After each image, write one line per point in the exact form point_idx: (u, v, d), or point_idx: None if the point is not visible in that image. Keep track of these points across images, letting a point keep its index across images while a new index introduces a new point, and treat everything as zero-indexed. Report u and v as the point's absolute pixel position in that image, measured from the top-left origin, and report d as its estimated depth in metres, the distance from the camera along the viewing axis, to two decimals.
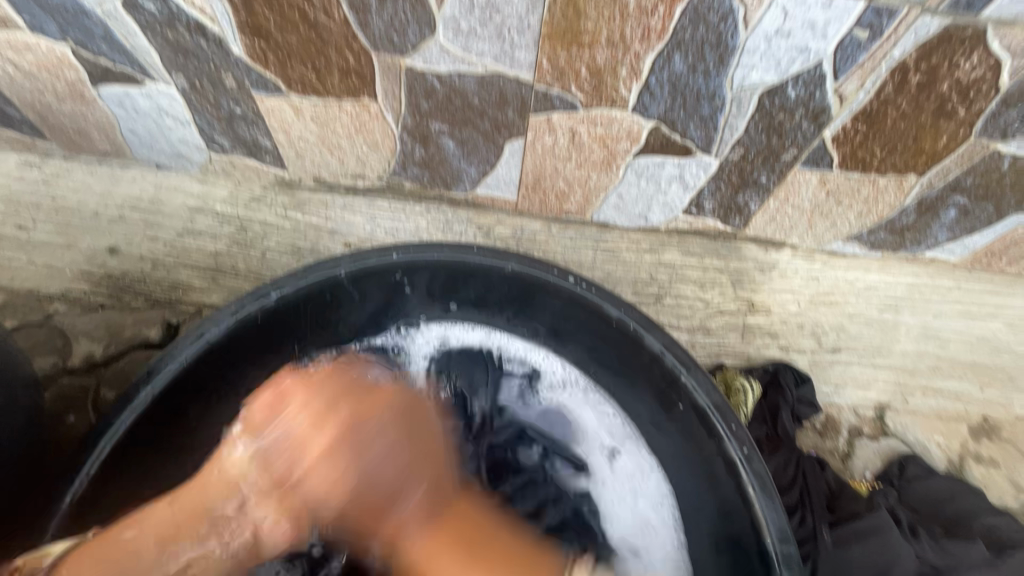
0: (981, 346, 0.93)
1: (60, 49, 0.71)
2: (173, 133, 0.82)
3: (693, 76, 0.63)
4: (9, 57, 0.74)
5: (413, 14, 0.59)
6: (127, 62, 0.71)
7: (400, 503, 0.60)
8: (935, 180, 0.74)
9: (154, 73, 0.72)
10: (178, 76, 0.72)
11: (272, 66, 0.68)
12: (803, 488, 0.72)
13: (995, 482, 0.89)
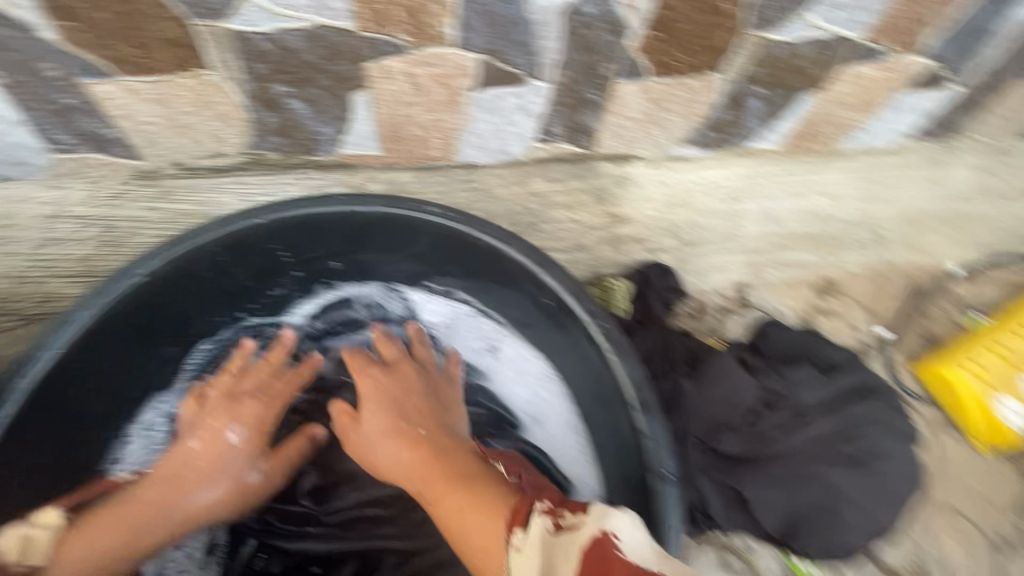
0: (810, 218, 1.09)
1: None
2: (6, 138, 0.79)
3: (498, 4, 0.70)
4: None
5: None
6: None
7: (410, 434, 0.71)
8: (733, 75, 0.86)
9: None
10: None
11: (91, 48, 0.68)
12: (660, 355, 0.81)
13: (837, 328, 1.06)
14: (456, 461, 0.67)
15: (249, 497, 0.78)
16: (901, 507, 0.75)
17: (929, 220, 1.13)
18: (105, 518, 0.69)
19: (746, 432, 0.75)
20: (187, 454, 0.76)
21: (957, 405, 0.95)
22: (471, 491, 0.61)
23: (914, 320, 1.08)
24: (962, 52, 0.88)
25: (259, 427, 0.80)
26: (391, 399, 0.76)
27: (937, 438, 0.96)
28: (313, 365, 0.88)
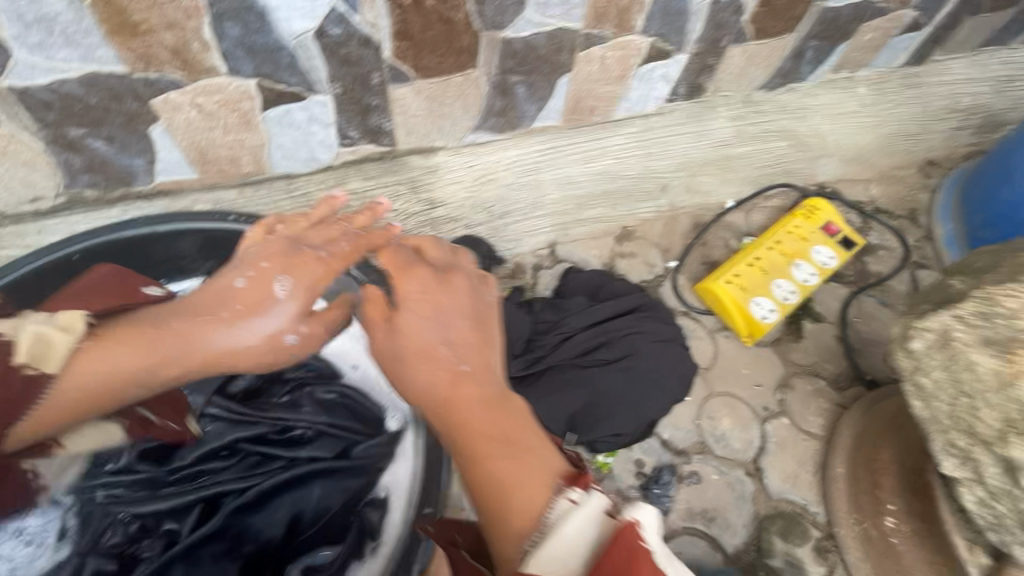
0: (603, 179, 1.28)
1: None
2: None
3: (252, 35, 0.82)
4: None
5: None
6: None
7: (438, 365, 0.63)
8: (488, 69, 1.04)
9: None
10: None
11: None
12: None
13: (635, 267, 1.25)
14: (499, 422, 0.60)
15: (269, 358, 0.71)
16: (664, 393, 0.94)
17: (702, 167, 1.36)
18: (121, 346, 0.68)
19: (524, 355, 0.94)
20: (229, 291, 0.70)
21: (721, 309, 1.17)
22: (507, 448, 0.59)
23: (698, 250, 1.30)
24: (673, 28, 1.10)
25: (313, 282, 0.72)
26: (437, 319, 0.66)
27: (715, 340, 1.17)
28: (385, 241, 0.77)
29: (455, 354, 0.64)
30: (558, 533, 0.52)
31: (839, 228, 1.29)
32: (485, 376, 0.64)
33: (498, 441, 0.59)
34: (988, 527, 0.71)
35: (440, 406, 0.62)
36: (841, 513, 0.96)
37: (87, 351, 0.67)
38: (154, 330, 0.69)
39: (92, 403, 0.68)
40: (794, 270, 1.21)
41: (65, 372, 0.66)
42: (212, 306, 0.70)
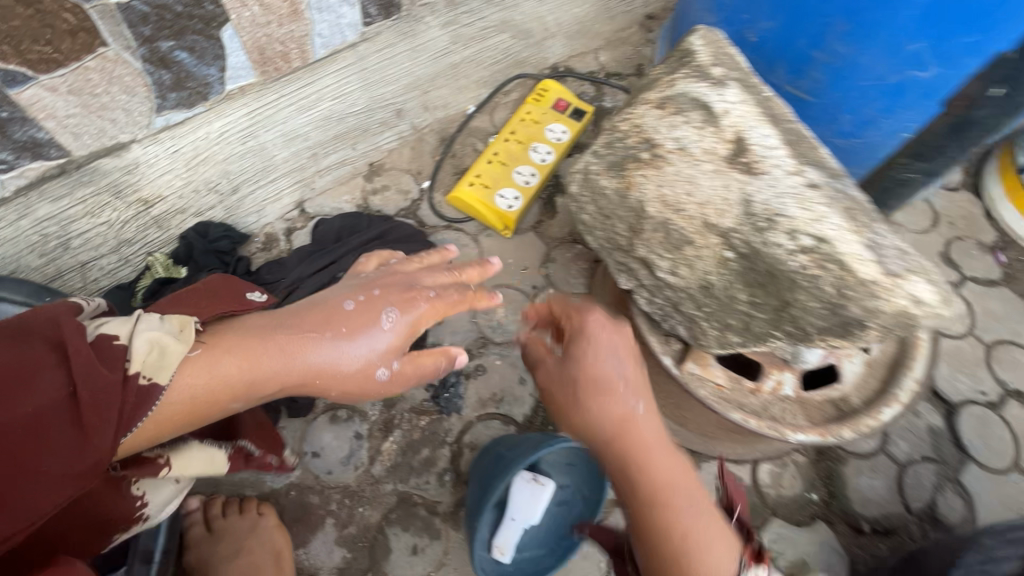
0: (333, 122, 1.23)
1: None
2: None
3: None
4: None
5: None
6: None
7: (617, 398, 0.66)
8: (124, 43, 0.86)
9: None
10: None
11: None
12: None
13: (387, 198, 1.28)
14: (673, 468, 0.64)
15: (355, 390, 0.70)
16: None
17: (431, 82, 1.33)
18: (238, 351, 0.64)
19: None
20: (339, 311, 0.69)
21: (473, 211, 1.23)
22: (673, 492, 0.62)
23: (448, 164, 1.33)
24: None
25: (414, 323, 0.72)
26: (612, 354, 0.69)
27: (479, 242, 1.23)
28: (487, 305, 0.80)
29: (621, 403, 0.66)
30: None
31: (568, 102, 1.36)
32: (655, 421, 0.67)
33: (682, 484, 0.64)
34: (662, 317, 0.82)
35: (608, 442, 0.65)
36: None
37: (199, 356, 0.62)
38: (244, 346, 0.64)
39: (196, 412, 0.62)
40: (532, 153, 1.27)
41: (178, 379, 0.60)
42: (310, 334, 0.67)
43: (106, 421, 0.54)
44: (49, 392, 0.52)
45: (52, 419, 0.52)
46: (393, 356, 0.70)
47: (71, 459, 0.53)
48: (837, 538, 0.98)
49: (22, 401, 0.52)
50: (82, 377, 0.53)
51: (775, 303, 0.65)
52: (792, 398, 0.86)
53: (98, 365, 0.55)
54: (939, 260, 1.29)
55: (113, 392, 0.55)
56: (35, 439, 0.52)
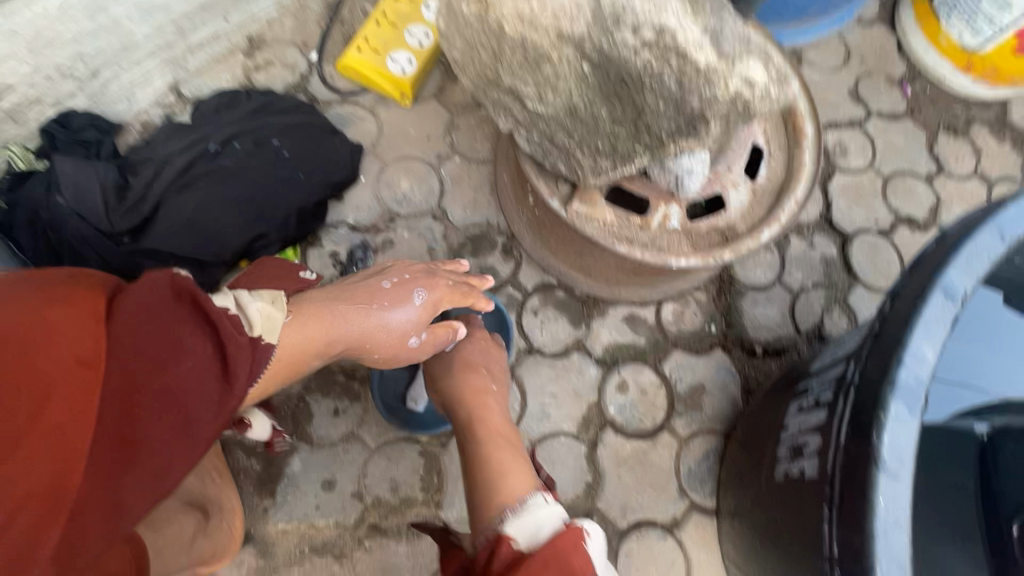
0: None
1: None
2: None
3: None
4: None
5: None
6: None
7: (474, 372, 0.84)
8: None
9: None
10: None
11: None
12: (33, 205, 0.87)
13: (272, 73, 1.17)
14: (506, 428, 0.79)
15: (387, 358, 0.77)
16: (306, 179, 0.99)
17: None
18: (316, 318, 0.68)
19: (123, 204, 0.89)
20: (380, 289, 0.76)
21: (366, 81, 1.16)
22: (502, 438, 0.77)
23: (336, 31, 1.21)
24: None
25: (437, 301, 0.80)
26: (483, 349, 0.88)
27: (377, 115, 1.16)
28: (485, 304, 0.88)
29: (473, 379, 0.83)
30: (526, 513, 0.64)
31: None
32: (501, 398, 0.84)
33: (511, 439, 0.78)
34: (541, 156, 0.81)
35: (461, 404, 0.81)
36: (512, 212, 1.08)
37: (293, 324, 0.66)
38: (321, 317, 0.69)
39: (281, 372, 0.66)
40: (424, 12, 1.17)
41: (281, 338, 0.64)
42: (362, 310, 0.73)
43: (242, 384, 0.55)
44: (198, 353, 0.53)
45: (198, 381, 0.53)
46: (418, 327, 0.78)
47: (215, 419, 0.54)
48: (732, 361, 1.07)
49: (170, 360, 0.51)
50: (224, 336, 0.54)
51: (631, 113, 0.66)
52: (678, 230, 0.89)
53: (232, 328, 0.56)
54: (848, 99, 1.29)
55: (246, 350, 0.56)
56: (184, 403, 0.52)
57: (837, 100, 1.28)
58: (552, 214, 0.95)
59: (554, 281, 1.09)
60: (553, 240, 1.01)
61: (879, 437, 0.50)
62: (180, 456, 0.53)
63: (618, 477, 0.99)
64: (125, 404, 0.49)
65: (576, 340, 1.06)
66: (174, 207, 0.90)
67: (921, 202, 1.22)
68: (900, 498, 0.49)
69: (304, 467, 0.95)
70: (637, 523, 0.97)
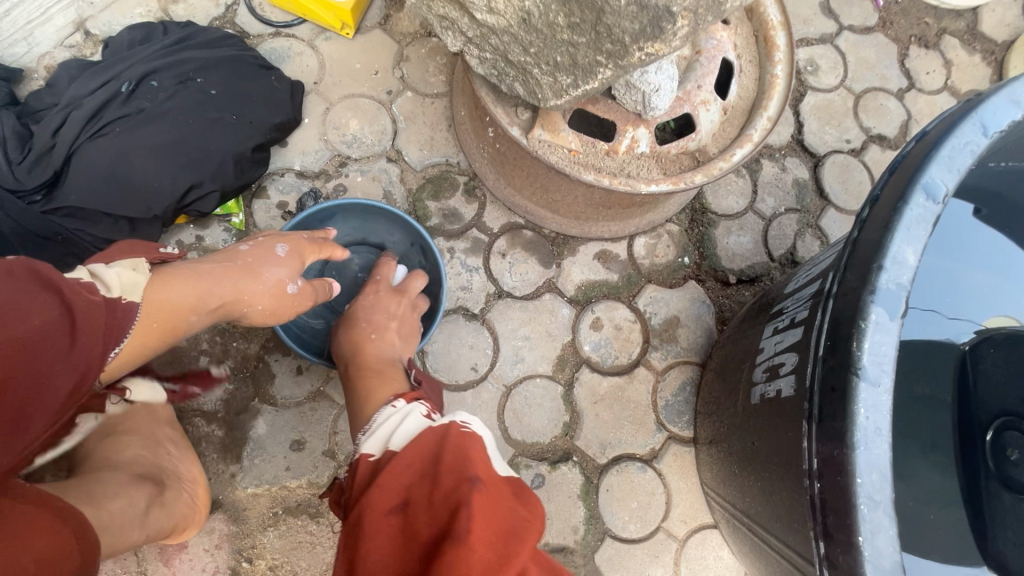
0: None
1: None
2: None
3: None
4: None
5: None
6: None
7: (357, 321, 0.85)
8: None
9: None
10: None
11: None
12: None
13: (194, 7, 1.04)
14: (385, 362, 0.81)
15: (273, 312, 0.75)
16: (243, 119, 0.90)
17: None
18: (181, 279, 0.64)
19: (29, 158, 0.79)
20: (237, 251, 0.73)
21: (301, 10, 1.04)
22: (381, 374, 0.78)
23: None
24: None
25: (299, 252, 0.77)
26: (372, 301, 0.88)
27: (317, 48, 1.06)
28: (342, 253, 0.84)
29: (353, 327, 0.85)
30: (380, 429, 0.66)
31: None
32: (387, 337, 0.84)
33: (391, 372, 0.79)
34: (498, 80, 0.75)
35: (348, 352, 0.83)
36: (472, 149, 1.01)
37: (159, 288, 0.62)
38: (185, 278, 0.65)
39: (154, 337, 0.63)
40: None
41: (147, 301, 0.61)
42: (229, 271, 0.70)
43: (93, 341, 0.54)
44: (47, 312, 0.49)
45: (49, 343, 0.49)
46: (290, 277, 0.75)
47: (70, 381, 0.52)
48: (707, 292, 1.05)
49: (19, 323, 0.47)
50: (70, 298, 0.51)
51: (591, 17, 0.59)
52: (647, 154, 0.84)
53: (79, 293, 0.53)
54: (819, 13, 1.22)
55: (98, 312, 0.54)
56: (36, 365, 0.48)
57: (808, 14, 1.22)
58: (514, 145, 0.89)
59: (521, 221, 1.04)
60: (518, 176, 0.95)
61: (858, 344, 0.49)
62: (28, 420, 0.50)
63: (596, 415, 0.98)
64: None
65: (548, 280, 1.02)
66: (89, 156, 0.81)
67: (892, 119, 1.19)
68: (880, 407, 0.48)
69: (270, 430, 0.91)
70: (617, 458, 0.98)
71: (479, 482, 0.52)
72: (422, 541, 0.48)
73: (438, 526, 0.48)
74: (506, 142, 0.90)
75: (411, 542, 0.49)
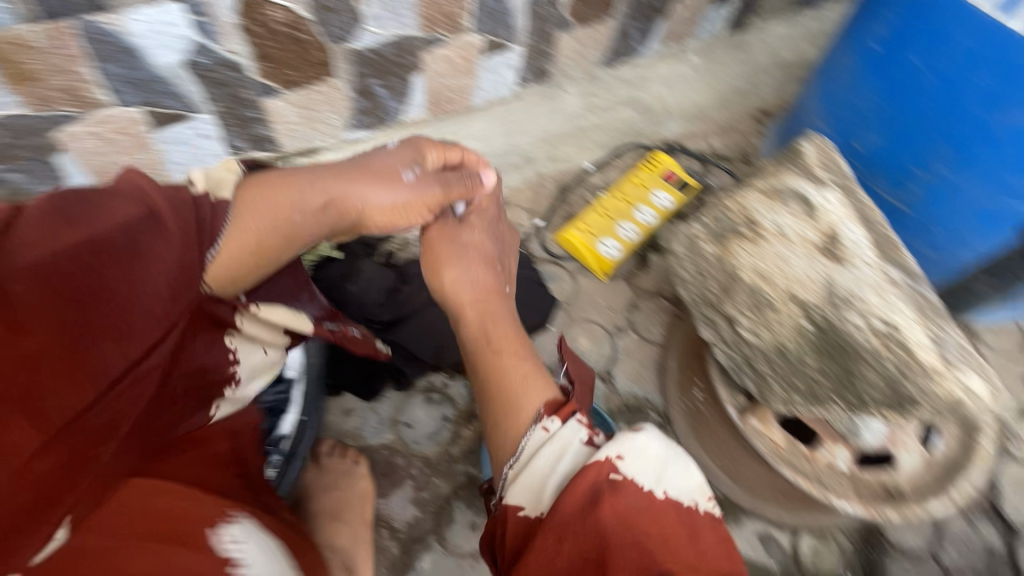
0: (476, 159, 1.52)
1: None
2: None
3: (136, 71, 1.02)
4: None
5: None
6: None
7: (461, 239, 0.96)
8: (345, 76, 1.24)
9: None
10: None
11: None
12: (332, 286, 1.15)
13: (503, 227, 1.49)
14: (514, 338, 0.91)
15: (391, 217, 0.89)
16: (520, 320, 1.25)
17: (560, 138, 1.59)
18: (287, 185, 0.81)
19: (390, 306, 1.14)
20: (357, 161, 0.89)
21: (576, 252, 1.40)
22: (518, 337, 0.91)
23: (560, 208, 1.52)
24: (501, 25, 1.31)
25: (415, 159, 0.91)
26: (483, 245, 0.97)
27: (576, 279, 1.41)
28: (484, 165, 0.97)
29: (478, 271, 0.95)
30: (529, 467, 0.72)
31: (676, 173, 1.52)
32: (490, 282, 0.95)
33: (500, 333, 0.91)
34: (735, 368, 0.93)
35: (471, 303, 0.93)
36: (671, 395, 1.19)
37: (261, 202, 0.79)
38: (281, 184, 0.81)
39: (262, 238, 0.78)
40: (636, 214, 1.43)
41: (236, 207, 0.76)
42: (341, 170, 0.86)
43: (185, 232, 0.66)
44: (126, 214, 0.61)
45: (131, 237, 0.61)
46: (402, 162, 0.89)
47: (159, 273, 0.63)
48: None
49: (98, 228, 0.58)
50: (151, 205, 0.63)
51: (840, 371, 0.82)
52: (846, 473, 0.94)
53: (148, 185, 0.64)
54: (1022, 387, 1.30)
55: (183, 210, 0.67)
56: (104, 272, 0.59)
57: (1009, 385, 1.29)
58: (719, 411, 1.08)
59: None
60: (709, 436, 1.09)
61: None
62: (133, 322, 0.62)
63: None
64: (54, 267, 0.55)
65: None
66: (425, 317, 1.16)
67: None
68: None
69: (433, 567, 1.05)
70: None
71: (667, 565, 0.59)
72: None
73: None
74: (714, 405, 1.10)
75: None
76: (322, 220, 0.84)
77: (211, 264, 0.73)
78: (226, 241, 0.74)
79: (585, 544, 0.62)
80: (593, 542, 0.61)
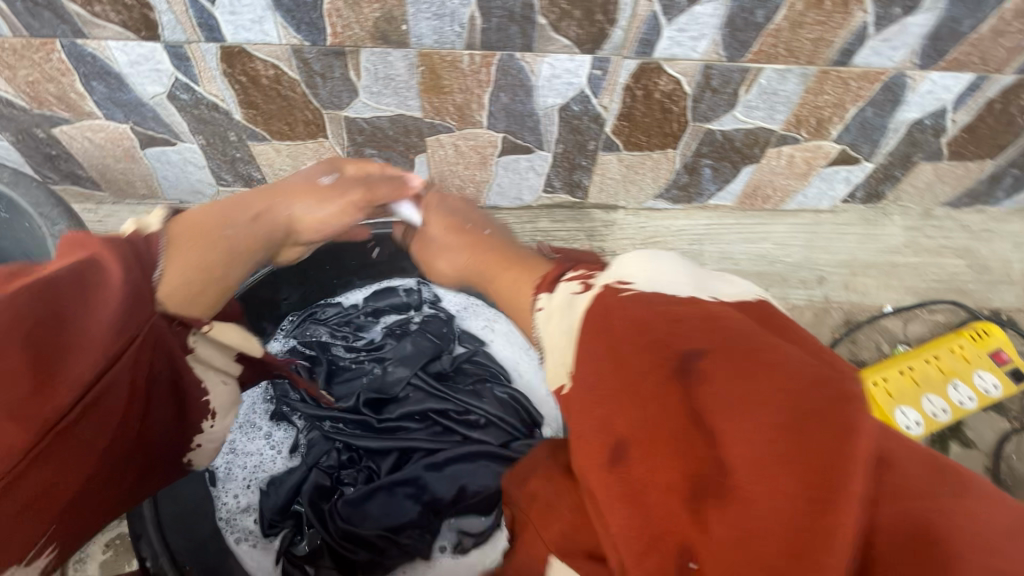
0: (764, 262, 1.38)
1: (136, 109, 1.08)
2: (177, 148, 1.18)
3: (514, 102, 1.07)
4: (119, 124, 1.12)
5: (387, 105, 1.08)
6: (161, 120, 1.11)
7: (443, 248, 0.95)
8: (686, 150, 1.20)
9: (202, 103, 1.06)
10: (193, 113, 1.09)
11: (282, 122, 1.11)
12: None
13: None
14: (505, 271, 0.84)
15: (335, 205, 0.93)
16: None
17: (865, 267, 1.39)
18: (212, 210, 0.81)
19: None
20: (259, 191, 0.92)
21: None
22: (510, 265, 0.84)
23: (844, 345, 1.31)
24: (868, 139, 1.17)
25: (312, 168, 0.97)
26: (434, 232, 0.98)
27: None
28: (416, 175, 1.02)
29: (468, 232, 0.95)
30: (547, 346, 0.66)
31: (1009, 356, 1.23)
32: (481, 241, 0.94)
33: (508, 264, 0.85)
34: None
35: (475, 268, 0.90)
36: None
37: (199, 216, 0.79)
38: (205, 211, 0.80)
39: (210, 243, 0.77)
40: (950, 390, 1.19)
41: (197, 214, 0.78)
42: (275, 188, 0.91)
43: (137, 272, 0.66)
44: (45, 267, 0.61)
45: (72, 275, 0.59)
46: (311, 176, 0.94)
47: (122, 295, 0.62)
48: None
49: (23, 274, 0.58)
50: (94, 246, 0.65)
51: None
52: None
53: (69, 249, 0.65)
54: None
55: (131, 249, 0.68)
56: (67, 302, 0.57)
57: None
58: None
59: None
60: None
61: None
62: (104, 342, 0.59)
63: None
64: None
65: None
66: None
67: None
68: None
69: None
70: None
71: (718, 381, 0.46)
72: (680, 413, 0.48)
73: (685, 396, 0.48)
74: None
75: (664, 442, 0.48)
76: (256, 232, 0.84)
77: (159, 283, 0.69)
78: (166, 263, 0.70)
79: (612, 364, 0.54)
80: (617, 364, 0.53)
